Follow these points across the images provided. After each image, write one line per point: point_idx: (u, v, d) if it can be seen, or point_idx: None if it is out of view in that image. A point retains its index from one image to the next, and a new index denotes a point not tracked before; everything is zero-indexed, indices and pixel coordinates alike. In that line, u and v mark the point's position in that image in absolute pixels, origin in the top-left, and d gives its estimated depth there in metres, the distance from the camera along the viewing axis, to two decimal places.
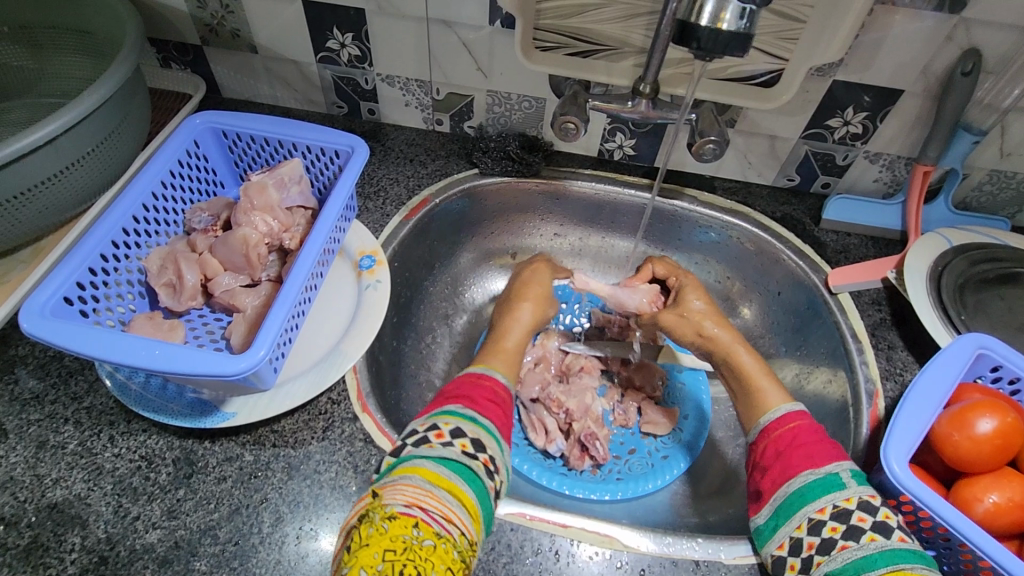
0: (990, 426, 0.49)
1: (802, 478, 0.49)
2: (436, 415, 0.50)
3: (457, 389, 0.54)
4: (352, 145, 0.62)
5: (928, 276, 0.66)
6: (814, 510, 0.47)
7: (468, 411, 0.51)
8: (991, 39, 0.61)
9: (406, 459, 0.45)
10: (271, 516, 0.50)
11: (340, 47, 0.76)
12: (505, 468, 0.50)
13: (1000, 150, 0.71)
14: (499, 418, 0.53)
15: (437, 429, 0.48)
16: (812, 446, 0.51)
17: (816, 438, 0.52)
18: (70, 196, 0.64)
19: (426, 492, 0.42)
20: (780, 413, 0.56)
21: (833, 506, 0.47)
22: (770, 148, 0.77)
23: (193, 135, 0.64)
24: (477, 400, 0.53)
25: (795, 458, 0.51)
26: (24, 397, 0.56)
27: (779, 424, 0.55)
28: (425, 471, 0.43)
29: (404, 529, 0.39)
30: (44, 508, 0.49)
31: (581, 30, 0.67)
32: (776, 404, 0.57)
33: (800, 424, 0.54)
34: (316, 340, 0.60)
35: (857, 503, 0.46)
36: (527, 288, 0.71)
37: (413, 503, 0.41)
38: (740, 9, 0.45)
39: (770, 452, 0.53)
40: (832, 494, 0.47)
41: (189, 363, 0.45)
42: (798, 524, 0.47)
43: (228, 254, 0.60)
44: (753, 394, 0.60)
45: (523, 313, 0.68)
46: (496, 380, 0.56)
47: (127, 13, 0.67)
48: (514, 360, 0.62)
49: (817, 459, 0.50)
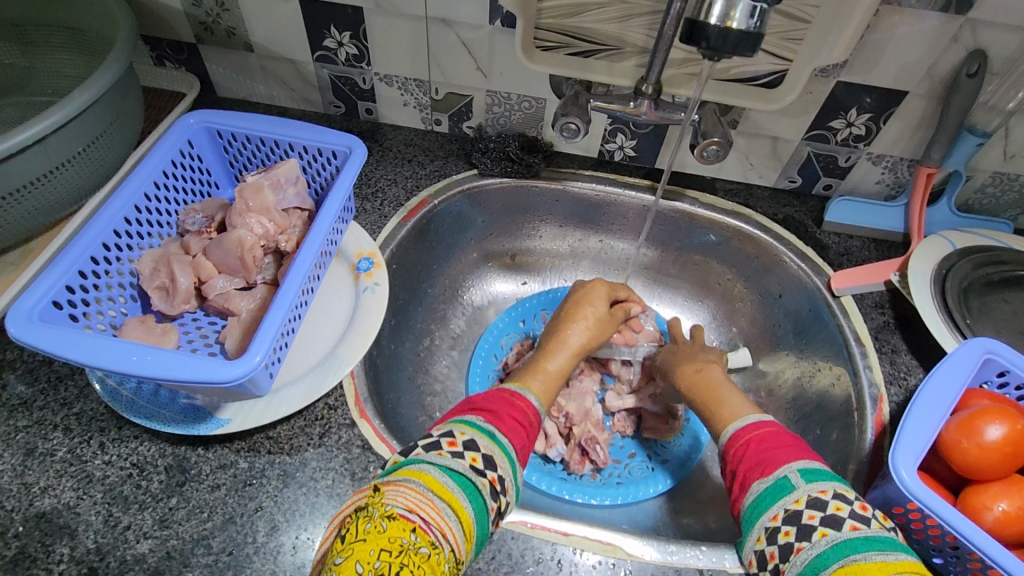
0: (999, 434, 0.48)
1: (754, 489, 0.47)
2: (454, 423, 0.49)
3: (485, 400, 0.53)
4: (350, 146, 0.61)
5: (933, 278, 0.65)
6: (768, 519, 0.45)
7: (488, 425, 0.49)
8: (997, 40, 0.60)
9: (413, 461, 0.44)
10: (267, 525, 0.49)
11: (338, 46, 0.74)
12: (513, 489, 0.48)
13: (1003, 152, 0.70)
14: (521, 442, 0.51)
15: (452, 436, 0.47)
16: (760, 454, 0.49)
17: (767, 444, 0.50)
18: (60, 196, 0.62)
19: (426, 500, 0.40)
20: (732, 432, 0.53)
21: (784, 511, 0.44)
22: (772, 150, 0.76)
23: (187, 135, 0.63)
24: (502, 417, 0.51)
25: (747, 468, 0.48)
26: (12, 402, 0.54)
27: (731, 440, 0.52)
28: (428, 477, 0.42)
29: (402, 532, 0.38)
30: (31, 518, 0.48)
31: (581, 29, 0.67)
32: (735, 418, 0.55)
33: (753, 434, 0.51)
34: (314, 344, 0.59)
35: (806, 501, 0.44)
36: (581, 309, 0.68)
37: (413, 509, 0.40)
38: (751, 8, 0.44)
39: (728, 468, 0.51)
40: (781, 499, 0.45)
41: (181, 371, 0.44)
42: (758, 537, 0.45)
43: (223, 257, 0.59)
44: (712, 415, 0.57)
45: (572, 337, 0.64)
46: (527, 401, 0.54)
47: (119, 11, 0.66)
48: (554, 388, 0.60)
49: (766, 465, 0.47)
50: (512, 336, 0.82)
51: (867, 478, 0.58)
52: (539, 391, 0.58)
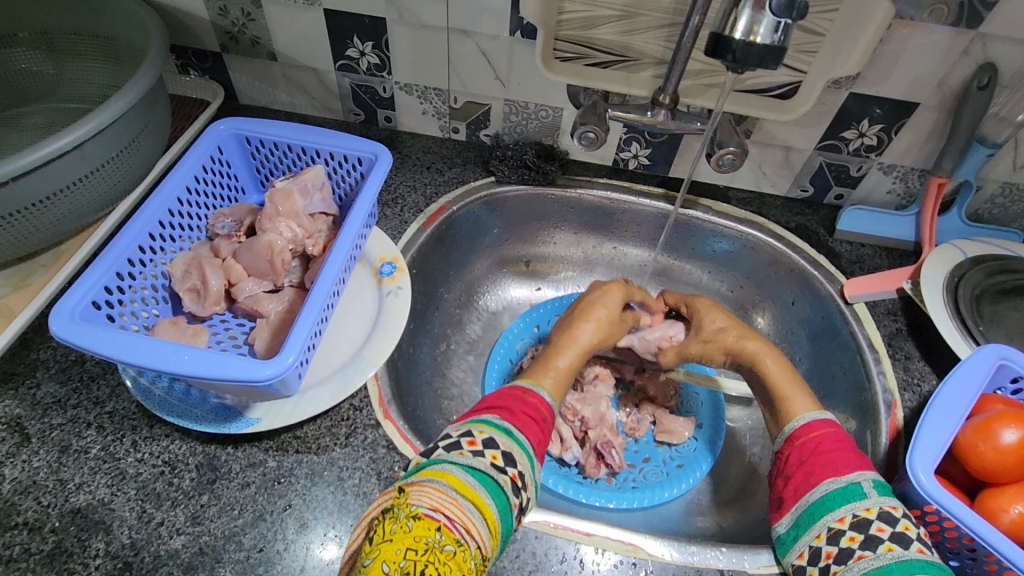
0: (1014, 438, 0.49)
1: (823, 486, 0.49)
2: (471, 423, 0.50)
3: (499, 398, 0.54)
4: (375, 153, 0.63)
5: (945, 287, 0.66)
6: (834, 519, 0.47)
7: (505, 423, 0.50)
8: (1007, 54, 0.62)
9: (435, 461, 0.46)
10: (296, 522, 0.50)
11: (360, 56, 0.76)
12: (533, 485, 0.49)
13: (1013, 163, 0.71)
14: (538, 437, 0.52)
15: (470, 436, 0.48)
16: (834, 454, 0.52)
17: (841, 447, 0.52)
18: (93, 201, 0.64)
19: (450, 499, 0.42)
20: (805, 421, 0.56)
21: (852, 516, 0.47)
22: (784, 159, 0.78)
23: (217, 141, 0.65)
24: (517, 413, 0.52)
25: (817, 466, 0.51)
26: (45, 401, 0.55)
27: (803, 432, 0.55)
28: (451, 476, 0.43)
29: (427, 531, 0.39)
30: (67, 513, 0.49)
31: (599, 41, 0.68)
32: (803, 412, 0.57)
33: (826, 431, 0.54)
34: (339, 346, 0.60)
35: (877, 513, 0.46)
36: (594, 308, 0.67)
37: (438, 508, 0.41)
38: (774, 23, 0.46)
39: (792, 461, 0.54)
40: (851, 503, 0.47)
41: (215, 370, 0.45)
42: (818, 534, 0.48)
43: (252, 260, 0.60)
44: (780, 402, 0.59)
45: (583, 333, 0.65)
46: (540, 397, 0.55)
47: (150, 21, 0.68)
48: (565, 382, 0.61)
49: (839, 467, 0.50)
50: (526, 339, 0.82)
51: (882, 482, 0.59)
52: (552, 386, 0.59)
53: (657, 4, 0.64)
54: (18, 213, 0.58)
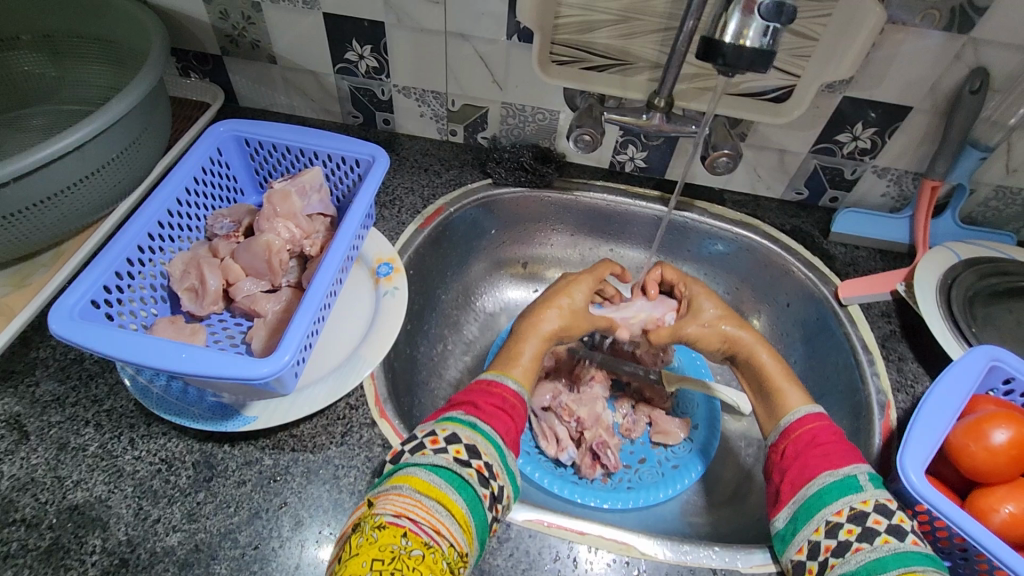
0: (1005, 438, 0.49)
1: (820, 479, 0.49)
2: (438, 421, 0.51)
3: (465, 395, 0.55)
4: (373, 154, 0.63)
5: (938, 288, 0.66)
6: (832, 513, 0.47)
7: (468, 417, 0.51)
8: (998, 58, 0.63)
9: (401, 467, 0.46)
10: (291, 520, 0.50)
11: (359, 59, 0.77)
12: (505, 474, 0.49)
13: (1006, 166, 0.72)
14: (505, 426, 0.52)
15: (434, 434, 0.49)
16: (830, 446, 0.52)
17: (836, 439, 0.53)
18: (94, 201, 0.65)
19: (415, 502, 0.42)
20: (801, 414, 0.56)
21: (850, 509, 0.47)
22: (779, 162, 0.78)
23: (217, 143, 0.65)
24: (481, 407, 0.52)
25: (813, 458, 0.52)
26: (44, 399, 0.56)
27: (799, 425, 0.55)
28: (415, 479, 0.44)
29: (392, 538, 0.40)
30: (65, 510, 0.50)
31: (595, 45, 0.69)
32: (796, 407, 0.58)
33: (822, 425, 0.55)
34: (335, 346, 0.61)
35: (873, 505, 0.47)
36: (557, 296, 0.66)
37: (402, 513, 0.42)
38: (764, 27, 0.46)
39: (788, 454, 0.54)
40: (849, 495, 0.48)
41: (212, 368, 0.46)
42: (817, 527, 0.47)
43: (250, 260, 0.60)
44: (774, 393, 0.60)
45: (547, 320, 0.64)
46: (505, 387, 0.56)
47: (151, 24, 0.68)
48: (533, 371, 0.60)
49: (835, 459, 0.51)
50: None
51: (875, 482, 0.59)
52: (520, 376, 0.59)
53: (652, 9, 0.64)
54: (18, 214, 0.59)
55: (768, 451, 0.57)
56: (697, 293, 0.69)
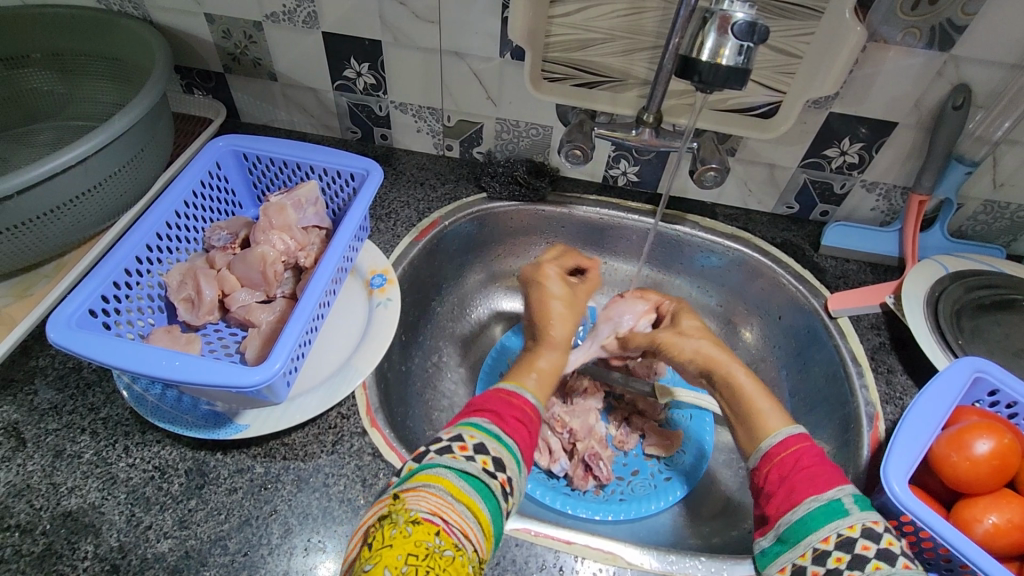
0: (987, 448, 0.50)
1: (805, 506, 0.49)
2: (462, 427, 0.51)
3: (485, 402, 0.55)
4: (367, 169, 0.65)
5: (925, 300, 0.67)
6: (819, 539, 0.47)
7: (494, 427, 0.51)
8: (980, 75, 0.64)
9: (428, 467, 0.46)
10: (281, 528, 0.51)
11: (357, 76, 0.79)
12: (520, 491, 0.50)
13: (993, 180, 0.73)
14: (525, 442, 0.53)
15: (462, 440, 0.49)
16: (815, 469, 0.52)
17: (819, 461, 0.53)
18: (95, 214, 0.66)
19: (447, 503, 0.42)
20: (781, 437, 0.55)
21: (837, 535, 0.46)
22: (769, 177, 0.80)
23: (216, 157, 0.67)
24: (505, 418, 0.53)
25: (799, 483, 0.51)
26: (42, 407, 0.57)
27: (781, 448, 0.54)
28: (446, 482, 0.44)
29: (427, 536, 0.40)
30: (58, 516, 0.50)
31: (586, 62, 0.71)
32: (774, 431, 0.56)
33: (802, 447, 0.54)
34: (327, 356, 0.62)
35: (861, 530, 0.46)
36: (548, 305, 0.68)
37: (436, 512, 0.41)
38: (739, 46, 0.48)
39: (773, 477, 0.53)
40: (835, 521, 0.47)
41: (204, 374, 0.47)
42: (803, 553, 0.47)
43: (247, 271, 0.62)
44: (753, 416, 0.58)
45: (554, 331, 0.66)
46: (524, 399, 0.56)
47: (156, 44, 0.71)
48: (547, 383, 0.61)
49: (820, 484, 0.50)
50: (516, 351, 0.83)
51: (862, 492, 0.59)
52: (534, 388, 0.59)
53: (642, 26, 0.66)
54: (22, 225, 0.60)
55: (751, 473, 0.56)
56: (682, 310, 0.72)
